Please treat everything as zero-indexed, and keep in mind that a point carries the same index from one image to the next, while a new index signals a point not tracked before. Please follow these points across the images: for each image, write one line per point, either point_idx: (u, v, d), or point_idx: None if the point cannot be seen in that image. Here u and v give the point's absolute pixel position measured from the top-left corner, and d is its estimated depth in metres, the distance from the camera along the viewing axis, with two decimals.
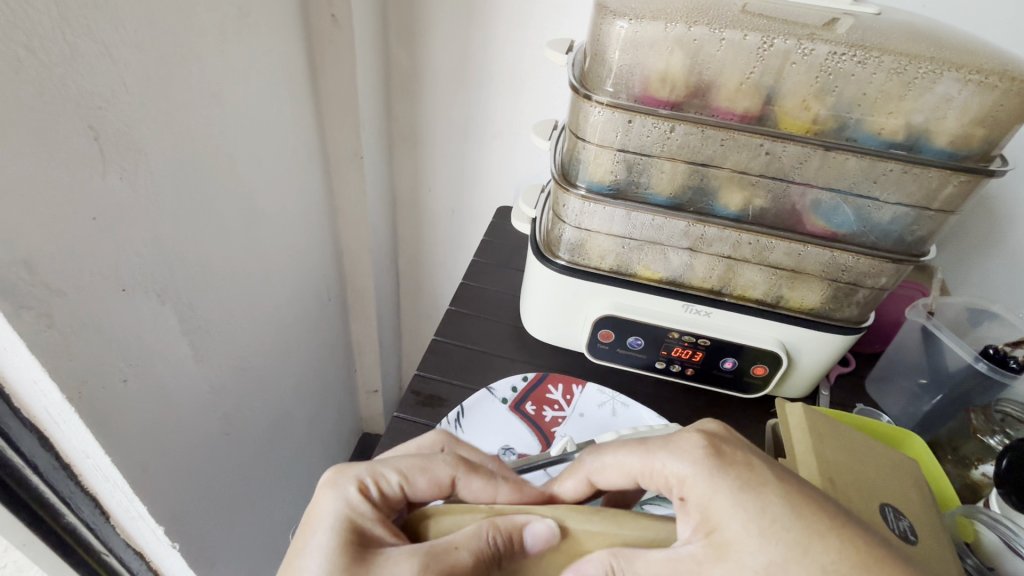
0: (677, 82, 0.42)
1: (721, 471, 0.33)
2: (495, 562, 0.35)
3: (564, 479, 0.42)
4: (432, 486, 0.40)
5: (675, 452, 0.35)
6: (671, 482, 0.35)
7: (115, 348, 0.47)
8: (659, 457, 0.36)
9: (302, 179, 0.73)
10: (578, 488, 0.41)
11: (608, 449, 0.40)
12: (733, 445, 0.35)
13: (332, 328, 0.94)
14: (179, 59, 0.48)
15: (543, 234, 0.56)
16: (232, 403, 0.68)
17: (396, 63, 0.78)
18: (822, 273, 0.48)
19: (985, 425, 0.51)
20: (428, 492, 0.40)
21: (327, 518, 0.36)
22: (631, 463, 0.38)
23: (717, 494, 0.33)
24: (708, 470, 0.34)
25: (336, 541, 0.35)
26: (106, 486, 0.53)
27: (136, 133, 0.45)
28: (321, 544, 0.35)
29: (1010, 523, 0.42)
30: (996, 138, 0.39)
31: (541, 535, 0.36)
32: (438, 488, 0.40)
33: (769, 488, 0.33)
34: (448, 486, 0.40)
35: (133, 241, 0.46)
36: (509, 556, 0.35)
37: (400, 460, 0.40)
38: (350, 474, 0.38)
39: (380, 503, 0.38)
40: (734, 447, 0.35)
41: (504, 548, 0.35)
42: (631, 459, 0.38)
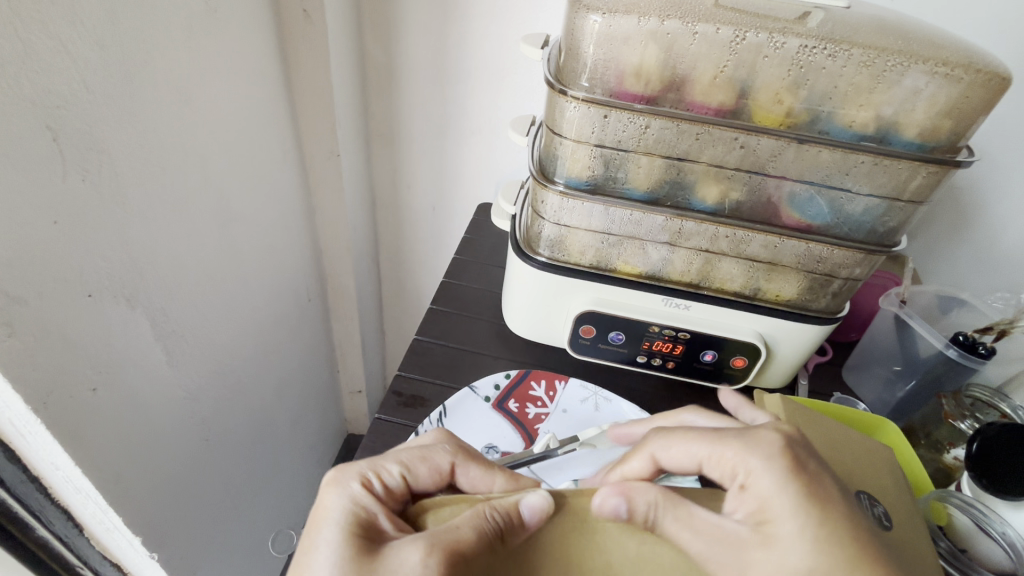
0: (652, 77, 0.41)
1: (788, 475, 0.34)
2: (496, 541, 0.34)
3: (628, 460, 0.41)
4: (433, 473, 0.40)
5: (751, 444, 0.35)
6: (733, 465, 0.35)
7: (84, 356, 0.45)
8: (731, 445, 0.36)
9: (276, 179, 0.72)
10: (644, 467, 0.40)
11: (677, 430, 0.39)
12: (808, 452, 0.35)
13: (313, 329, 0.92)
14: (143, 56, 0.46)
15: (522, 232, 0.56)
16: (211, 409, 0.66)
17: (372, 59, 0.77)
18: (798, 264, 0.49)
19: (957, 410, 0.53)
20: (428, 481, 0.40)
21: (332, 516, 0.35)
22: (698, 446, 0.38)
23: (780, 495, 0.33)
24: (775, 470, 0.34)
25: (343, 534, 0.34)
26: (78, 499, 0.51)
27: (99, 133, 0.43)
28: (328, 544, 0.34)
29: (982, 507, 0.44)
30: (962, 129, 0.40)
31: (536, 507, 0.35)
32: (436, 476, 0.40)
33: (834, 503, 0.33)
34: (448, 473, 0.41)
35: (99, 244, 0.45)
36: (510, 533, 0.34)
37: (399, 452, 0.40)
38: (351, 471, 0.38)
39: (383, 496, 0.37)
40: (809, 454, 0.35)
41: (502, 524, 0.34)
42: (696, 443, 0.38)
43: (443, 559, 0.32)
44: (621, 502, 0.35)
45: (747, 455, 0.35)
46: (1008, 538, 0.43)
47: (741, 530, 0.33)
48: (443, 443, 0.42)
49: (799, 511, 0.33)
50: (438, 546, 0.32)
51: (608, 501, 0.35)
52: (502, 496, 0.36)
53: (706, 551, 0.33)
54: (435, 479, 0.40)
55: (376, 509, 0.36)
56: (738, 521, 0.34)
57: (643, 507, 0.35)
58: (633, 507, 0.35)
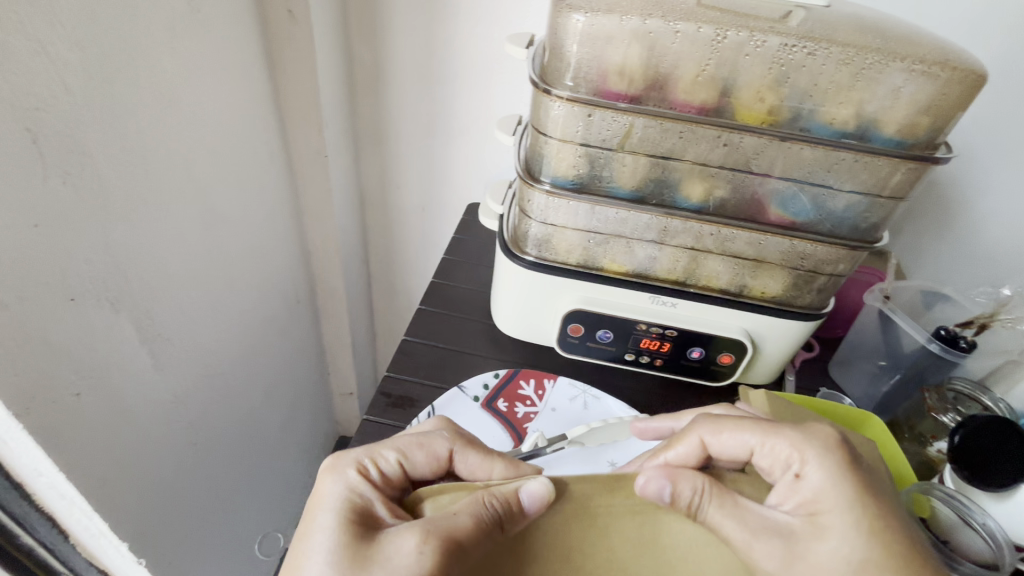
0: (635, 75, 0.42)
1: (843, 471, 0.36)
2: (494, 530, 0.34)
3: (673, 444, 0.41)
4: (430, 461, 0.41)
5: (809, 437, 0.37)
6: (791, 455, 0.37)
7: (67, 361, 0.45)
8: (789, 437, 0.37)
9: (263, 180, 0.71)
10: (691, 452, 0.40)
11: (729, 419, 0.40)
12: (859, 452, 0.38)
13: (303, 331, 0.92)
14: (125, 57, 0.46)
15: (510, 231, 0.56)
16: (199, 412, 0.66)
17: (359, 60, 0.77)
18: (782, 261, 0.49)
19: (939, 404, 0.54)
20: (425, 468, 0.41)
21: (329, 503, 0.36)
22: (751, 435, 0.39)
23: (835, 491, 0.35)
24: (829, 464, 0.36)
25: (339, 520, 0.35)
26: (63, 505, 0.51)
27: (80, 134, 0.43)
28: (325, 530, 0.34)
29: (964, 498, 0.45)
30: (940, 126, 0.41)
31: (536, 493, 0.35)
32: (435, 462, 0.41)
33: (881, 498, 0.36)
34: (446, 460, 0.41)
35: (80, 247, 0.45)
36: (508, 522, 0.34)
37: (397, 440, 0.40)
38: (348, 459, 0.39)
39: (380, 483, 0.38)
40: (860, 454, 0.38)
41: (500, 511, 0.34)
42: (750, 432, 0.39)
43: (438, 545, 0.32)
44: (667, 485, 0.36)
45: (804, 446, 0.37)
46: (989, 528, 0.44)
47: (792, 521, 0.35)
48: (441, 430, 0.43)
49: (852, 506, 0.35)
50: (434, 533, 0.33)
51: (655, 483, 0.36)
52: (502, 483, 0.36)
53: (751, 540, 0.35)
54: (433, 465, 0.41)
55: (373, 495, 0.36)
56: (787, 511, 0.36)
57: (688, 494, 0.36)
58: (677, 493, 0.36)
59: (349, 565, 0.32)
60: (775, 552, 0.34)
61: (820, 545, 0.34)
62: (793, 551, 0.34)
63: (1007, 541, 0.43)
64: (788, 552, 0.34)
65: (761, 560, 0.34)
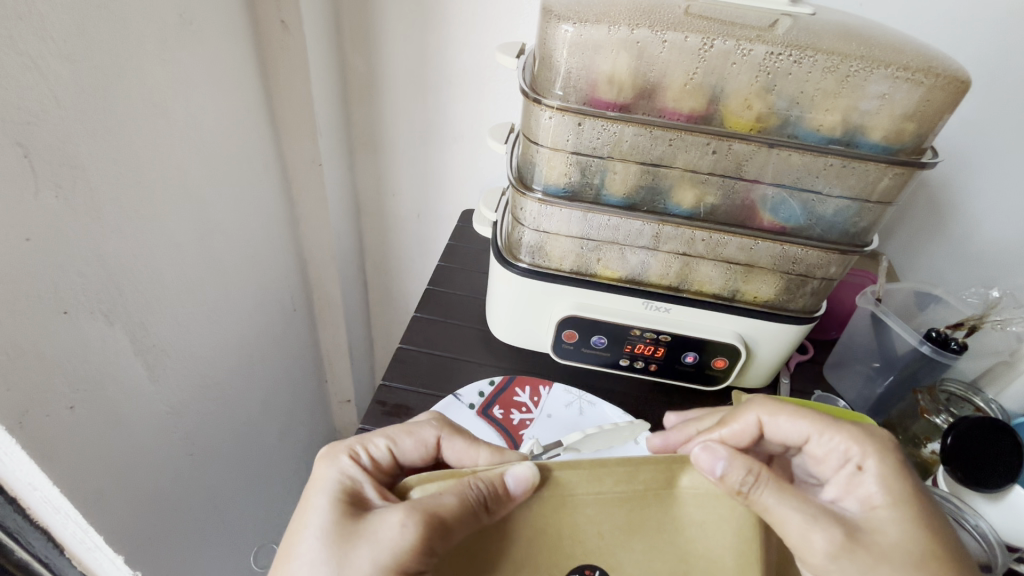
0: (624, 84, 0.42)
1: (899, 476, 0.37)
2: (480, 515, 0.34)
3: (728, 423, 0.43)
4: (419, 446, 0.43)
5: (864, 430, 0.40)
6: (851, 449, 0.39)
7: (60, 373, 0.45)
8: (846, 430, 0.40)
9: (258, 189, 0.71)
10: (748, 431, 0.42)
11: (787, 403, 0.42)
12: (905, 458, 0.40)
13: (299, 339, 0.92)
14: (116, 70, 0.46)
15: (504, 238, 0.56)
16: (196, 423, 0.66)
17: (352, 69, 0.77)
18: (774, 266, 0.50)
19: (932, 406, 0.54)
20: (414, 454, 0.43)
21: (323, 487, 0.38)
22: (809, 422, 0.41)
23: (894, 485, 0.37)
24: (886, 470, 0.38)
25: (331, 500, 0.36)
26: (58, 518, 0.51)
27: (72, 149, 0.43)
28: (319, 514, 0.36)
29: (957, 500, 0.45)
30: (925, 132, 0.41)
31: (522, 476, 0.34)
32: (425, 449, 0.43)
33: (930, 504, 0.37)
34: (433, 446, 0.43)
35: (73, 260, 0.45)
36: (493, 507, 0.34)
37: (386, 428, 0.43)
38: (340, 447, 0.41)
39: (369, 467, 0.40)
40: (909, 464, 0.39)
41: (483, 493, 0.34)
42: (809, 420, 0.41)
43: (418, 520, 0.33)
44: (721, 463, 0.35)
45: (862, 441, 0.39)
46: (981, 529, 0.44)
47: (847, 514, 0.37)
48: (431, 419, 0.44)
49: (905, 504, 0.37)
50: (414, 510, 0.33)
51: (708, 457, 0.35)
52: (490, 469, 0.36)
53: (808, 525, 0.35)
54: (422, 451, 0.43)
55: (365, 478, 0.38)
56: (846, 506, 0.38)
57: (739, 477, 0.35)
58: (732, 472, 0.35)
59: (337, 541, 0.34)
60: (829, 540, 0.34)
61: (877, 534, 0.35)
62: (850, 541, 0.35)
63: (999, 541, 0.43)
64: (842, 540, 0.34)
65: (814, 544, 0.35)
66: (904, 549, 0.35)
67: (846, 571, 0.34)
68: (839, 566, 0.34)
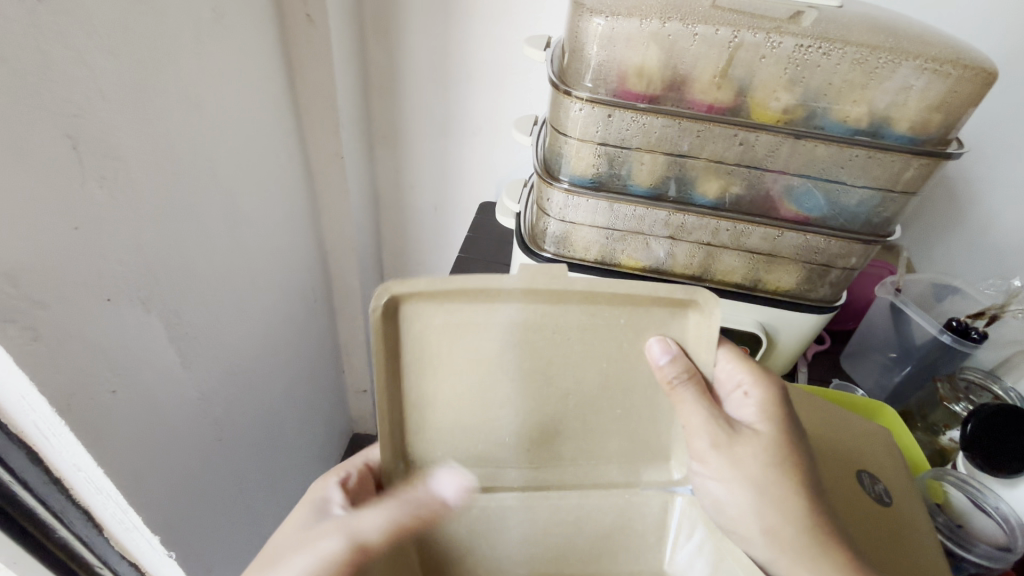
0: (653, 76, 0.43)
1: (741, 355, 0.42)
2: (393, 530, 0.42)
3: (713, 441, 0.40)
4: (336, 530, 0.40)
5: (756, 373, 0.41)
6: (746, 377, 0.41)
7: (103, 359, 0.47)
8: (742, 369, 0.42)
9: (282, 182, 0.72)
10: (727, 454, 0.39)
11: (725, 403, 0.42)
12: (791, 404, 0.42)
13: (319, 329, 0.93)
14: (154, 64, 0.47)
15: (527, 228, 0.57)
16: (223, 409, 0.67)
17: (374, 63, 0.78)
18: (796, 256, 0.51)
19: (952, 394, 0.55)
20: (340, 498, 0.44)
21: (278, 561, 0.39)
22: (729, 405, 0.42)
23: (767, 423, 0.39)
24: (769, 399, 0.40)
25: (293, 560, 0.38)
26: (99, 498, 0.53)
27: (115, 141, 0.44)
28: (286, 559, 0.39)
29: (977, 483, 0.45)
30: (951, 123, 0.42)
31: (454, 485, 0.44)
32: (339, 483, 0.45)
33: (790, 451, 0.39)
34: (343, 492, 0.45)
35: (115, 248, 0.46)
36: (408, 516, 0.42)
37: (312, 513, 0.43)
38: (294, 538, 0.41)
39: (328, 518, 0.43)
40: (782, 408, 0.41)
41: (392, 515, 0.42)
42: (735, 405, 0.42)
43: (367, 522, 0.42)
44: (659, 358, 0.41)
45: (761, 382, 0.41)
46: (1002, 512, 0.44)
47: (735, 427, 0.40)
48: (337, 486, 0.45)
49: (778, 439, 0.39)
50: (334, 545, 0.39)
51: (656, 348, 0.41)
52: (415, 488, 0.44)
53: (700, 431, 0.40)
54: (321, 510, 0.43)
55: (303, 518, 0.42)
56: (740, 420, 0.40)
57: (672, 373, 0.40)
58: (671, 364, 0.40)
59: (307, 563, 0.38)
60: (704, 441, 0.40)
61: (744, 444, 0.39)
62: (725, 442, 0.39)
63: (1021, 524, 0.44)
64: (712, 445, 0.39)
65: (694, 437, 0.40)
66: (761, 453, 0.38)
67: (716, 459, 0.39)
68: (715, 455, 0.39)
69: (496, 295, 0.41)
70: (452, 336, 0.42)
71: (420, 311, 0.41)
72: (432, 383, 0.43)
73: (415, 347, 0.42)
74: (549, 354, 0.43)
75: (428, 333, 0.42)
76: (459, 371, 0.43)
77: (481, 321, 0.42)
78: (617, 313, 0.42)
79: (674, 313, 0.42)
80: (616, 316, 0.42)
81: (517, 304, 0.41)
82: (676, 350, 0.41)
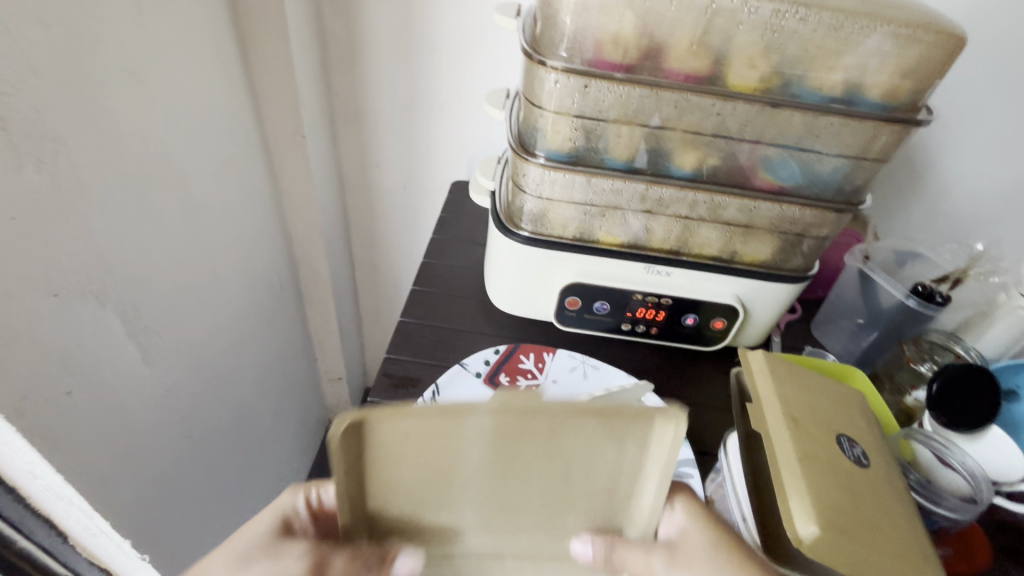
0: (630, 45, 0.42)
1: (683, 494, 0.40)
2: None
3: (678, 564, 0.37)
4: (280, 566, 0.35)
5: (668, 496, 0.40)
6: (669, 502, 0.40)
7: (56, 358, 0.43)
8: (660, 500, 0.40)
9: (240, 163, 0.68)
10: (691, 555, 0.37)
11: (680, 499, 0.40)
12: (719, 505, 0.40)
13: (288, 317, 0.90)
14: (90, 35, 0.43)
15: (503, 206, 0.56)
16: (191, 405, 0.64)
17: (333, 35, 0.74)
18: (772, 227, 0.51)
19: (917, 354, 0.58)
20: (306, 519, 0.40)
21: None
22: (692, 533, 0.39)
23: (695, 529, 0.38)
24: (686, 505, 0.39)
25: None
26: (60, 506, 0.50)
27: (52, 121, 0.40)
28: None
29: (943, 439, 0.47)
30: (922, 89, 0.42)
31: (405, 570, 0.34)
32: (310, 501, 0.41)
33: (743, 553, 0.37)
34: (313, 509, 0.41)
35: (61, 238, 0.43)
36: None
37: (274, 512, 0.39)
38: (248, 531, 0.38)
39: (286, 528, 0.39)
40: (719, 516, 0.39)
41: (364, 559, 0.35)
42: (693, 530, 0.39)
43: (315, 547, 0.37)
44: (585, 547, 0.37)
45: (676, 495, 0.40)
46: (968, 467, 0.46)
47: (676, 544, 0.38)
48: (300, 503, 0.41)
49: (718, 540, 0.37)
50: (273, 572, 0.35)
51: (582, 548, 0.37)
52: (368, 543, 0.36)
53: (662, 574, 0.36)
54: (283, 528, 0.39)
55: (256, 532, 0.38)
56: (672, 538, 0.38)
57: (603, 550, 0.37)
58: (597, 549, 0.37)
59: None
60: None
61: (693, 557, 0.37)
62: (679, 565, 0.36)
63: (985, 478, 0.45)
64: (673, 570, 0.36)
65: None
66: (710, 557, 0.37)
67: None
68: None
69: (467, 411, 0.31)
70: (416, 440, 0.32)
71: (385, 422, 0.31)
72: (402, 487, 0.35)
73: (377, 455, 0.33)
74: (529, 462, 0.34)
75: (395, 443, 0.32)
76: (424, 479, 0.34)
77: (450, 425, 0.32)
78: (587, 420, 0.32)
79: (640, 430, 0.33)
80: (590, 427, 0.33)
81: (489, 416, 0.31)
82: (631, 455, 0.34)
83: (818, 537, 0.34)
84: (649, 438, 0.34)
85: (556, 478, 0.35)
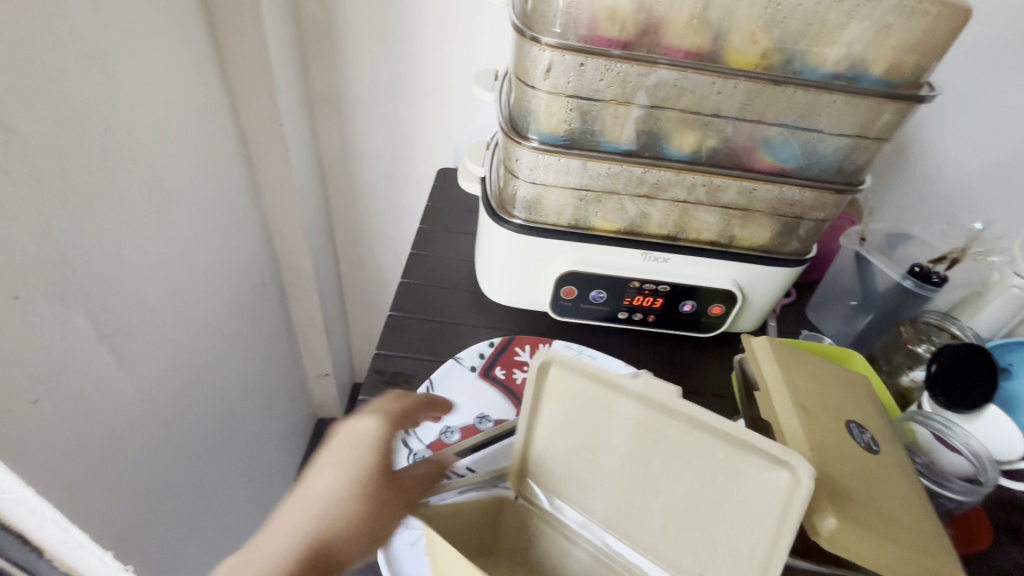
0: (627, 20, 0.40)
1: None
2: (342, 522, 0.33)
3: None
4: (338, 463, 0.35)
5: None
6: None
7: (20, 365, 0.40)
8: None
9: (215, 154, 0.65)
10: None
11: None
12: None
13: (270, 313, 0.87)
14: (43, 15, 0.40)
15: (494, 193, 0.54)
16: (171, 408, 0.62)
17: (309, 16, 0.71)
18: (771, 209, 0.50)
19: (914, 336, 0.56)
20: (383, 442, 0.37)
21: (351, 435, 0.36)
22: None
23: None
24: None
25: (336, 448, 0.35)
26: (32, 520, 0.47)
27: (3, 109, 0.37)
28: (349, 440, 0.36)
29: (943, 419, 0.47)
30: (925, 65, 0.41)
31: None
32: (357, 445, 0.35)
33: None
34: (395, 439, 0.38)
35: (19, 237, 0.39)
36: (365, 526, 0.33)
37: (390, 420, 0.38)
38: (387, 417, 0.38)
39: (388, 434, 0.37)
40: None
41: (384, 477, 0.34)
42: None
43: (310, 558, 0.31)
44: None
45: None
46: (971, 446, 0.46)
47: None
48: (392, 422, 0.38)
49: None
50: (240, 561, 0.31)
51: None
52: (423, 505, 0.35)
53: None
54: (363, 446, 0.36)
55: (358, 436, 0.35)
56: None
57: None
58: None
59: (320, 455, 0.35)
60: None
61: None
62: None
63: (988, 456, 0.45)
64: None
65: None
66: None
67: None
68: None
69: (621, 390, 0.37)
70: (562, 415, 0.39)
71: (569, 377, 0.39)
72: (554, 449, 0.40)
73: (551, 401, 0.39)
74: (664, 467, 0.36)
75: (563, 393, 0.39)
76: (574, 447, 0.39)
77: (603, 399, 0.38)
78: (722, 445, 0.34)
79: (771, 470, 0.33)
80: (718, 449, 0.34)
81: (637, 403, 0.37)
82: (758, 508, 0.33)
83: (837, 530, 0.33)
84: (766, 497, 0.33)
85: (703, 505, 0.35)
